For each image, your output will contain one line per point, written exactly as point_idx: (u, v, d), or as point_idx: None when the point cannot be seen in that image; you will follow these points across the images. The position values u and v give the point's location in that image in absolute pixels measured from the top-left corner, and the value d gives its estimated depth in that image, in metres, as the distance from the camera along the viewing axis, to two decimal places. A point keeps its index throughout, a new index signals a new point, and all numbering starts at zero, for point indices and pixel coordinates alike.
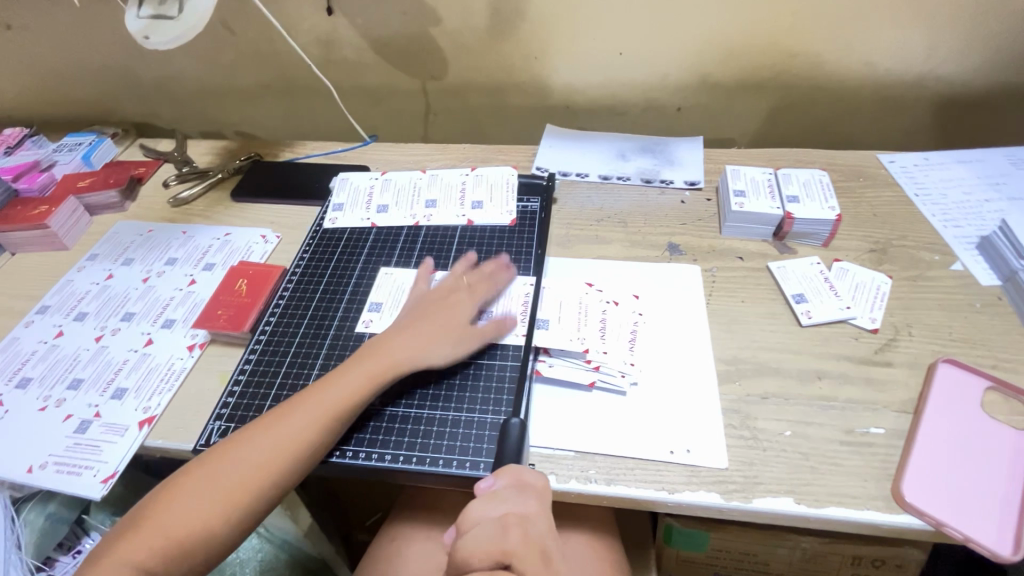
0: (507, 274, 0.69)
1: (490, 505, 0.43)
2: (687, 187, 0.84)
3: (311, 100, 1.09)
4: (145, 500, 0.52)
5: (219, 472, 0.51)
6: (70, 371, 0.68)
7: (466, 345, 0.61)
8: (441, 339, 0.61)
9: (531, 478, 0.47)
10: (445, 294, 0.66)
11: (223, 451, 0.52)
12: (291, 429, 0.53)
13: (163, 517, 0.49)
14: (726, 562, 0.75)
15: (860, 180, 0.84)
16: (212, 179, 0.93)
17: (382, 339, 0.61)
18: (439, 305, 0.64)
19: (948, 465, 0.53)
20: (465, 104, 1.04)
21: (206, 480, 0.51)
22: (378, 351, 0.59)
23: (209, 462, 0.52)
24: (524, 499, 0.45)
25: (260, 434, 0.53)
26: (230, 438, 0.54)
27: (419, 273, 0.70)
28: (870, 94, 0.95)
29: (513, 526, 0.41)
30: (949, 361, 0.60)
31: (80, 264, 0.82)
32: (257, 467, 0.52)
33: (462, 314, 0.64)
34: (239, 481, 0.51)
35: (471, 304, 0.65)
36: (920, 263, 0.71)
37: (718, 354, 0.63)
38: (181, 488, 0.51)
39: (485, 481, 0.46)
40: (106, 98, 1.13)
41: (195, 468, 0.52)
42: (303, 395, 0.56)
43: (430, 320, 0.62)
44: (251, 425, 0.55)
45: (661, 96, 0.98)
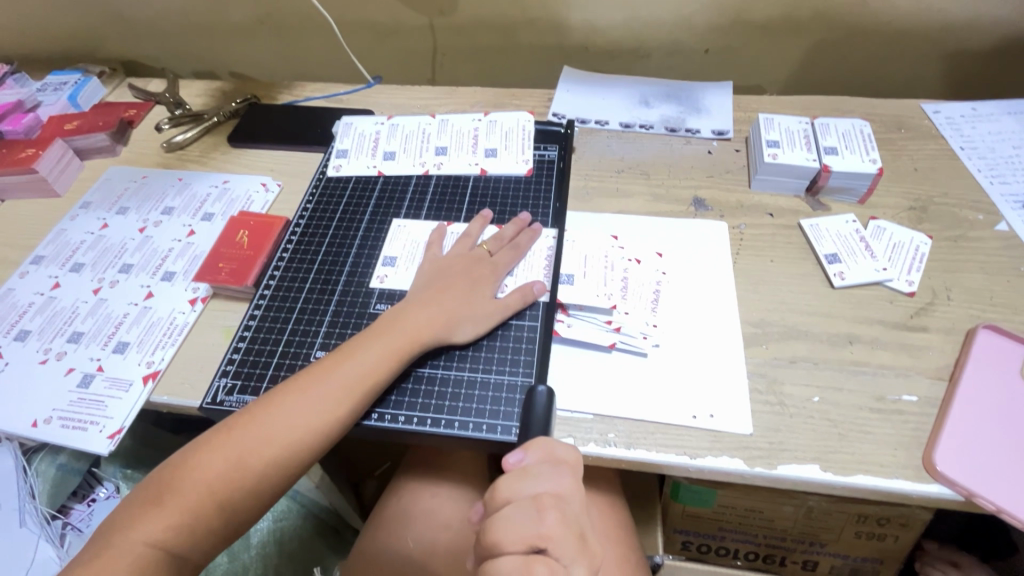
0: (531, 235, 0.65)
1: (523, 486, 0.40)
2: (714, 137, 0.79)
3: (310, 37, 1.02)
4: (149, 477, 0.48)
5: (237, 449, 0.48)
6: (69, 323, 0.66)
7: (491, 317, 0.58)
8: (465, 309, 0.58)
9: (563, 451, 0.44)
10: (466, 260, 0.62)
11: (238, 427, 0.49)
12: (312, 404, 0.50)
13: (181, 494, 0.46)
14: (731, 517, 0.75)
15: (902, 132, 0.78)
16: (207, 122, 0.87)
17: (401, 307, 0.58)
18: (461, 273, 0.61)
19: (983, 435, 0.51)
20: (476, 43, 0.97)
21: (227, 457, 0.47)
22: (398, 322, 0.56)
23: (228, 436, 0.49)
24: (559, 475, 0.42)
25: (277, 408, 0.50)
26: (242, 413, 0.50)
27: (434, 235, 0.66)
28: (916, 37, 0.87)
29: (549, 511, 0.39)
30: (989, 328, 0.57)
31: (73, 212, 0.78)
32: (281, 442, 0.49)
33: (486, 284, 0.60)
34: (259, 460, 0.48)
35: (495, 273, 0.61)
36: (962, 223, 0.67)
37: (745, 316, 0.60)
38: (199, 464, 0.47)
39: (513, 456, 0.42)
40: (90, 32, 1.06)
41: (211, 443, 0.48)
42: (321, 368, 0.53)
43: (452, 290, 0.59)
44: (269, 395, 0.51)
45: (689, 37, 0.90)
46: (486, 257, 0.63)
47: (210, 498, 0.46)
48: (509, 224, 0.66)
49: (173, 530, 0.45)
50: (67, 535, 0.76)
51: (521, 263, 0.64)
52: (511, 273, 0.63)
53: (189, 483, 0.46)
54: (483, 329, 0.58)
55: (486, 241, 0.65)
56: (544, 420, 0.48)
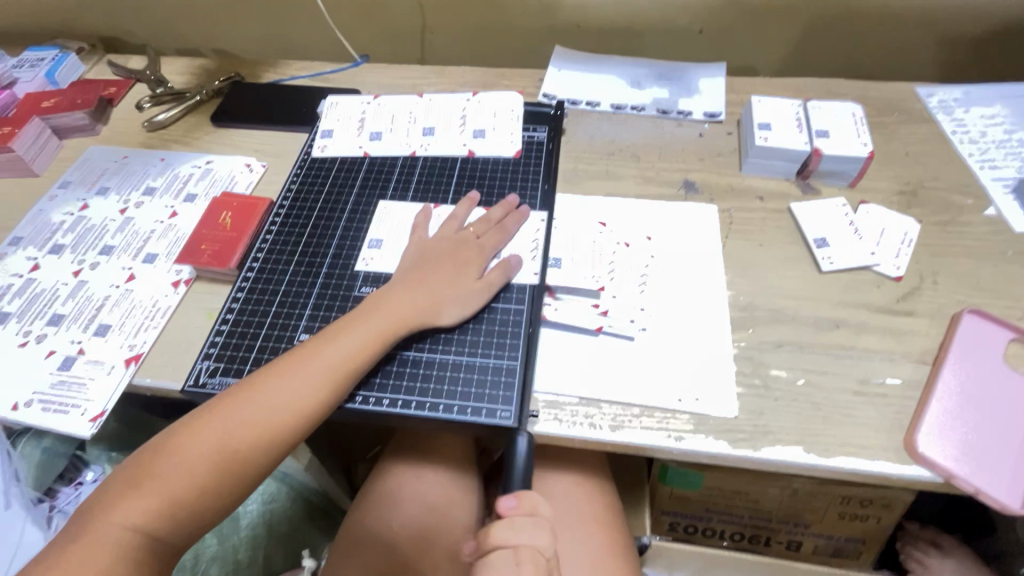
0: (518, 217, 0.64)
1: (507, 536, 0.44)
2: (706, 119, 0.78)
3: (295, 14, 0.99)
4: (129, 460, 0.48)
5: (218, 432, 0.47)
6: (49, 306, 0.64)
7: (476, 296, 0.58)
8: (450, 290, 0.57)
9: (549, 503, 0.47)
10: (452, 242, 0.61)
11: (219, 411, 0.49)
12: (295, 388, 0.50)
13: (162, 477, 0.46)
14: (718, 499, 0.76)
15: (894, 115, 0.77)
16: (189, 101, 0.85)
17: (386, 290, 0.57)
18: (446, 255, 0.60)
19: (964, 418, 0.51)
20: (466, 21, 0.95)
21: (210, 440, 0.47)
22: (383, 305, 0.55)
23: (210, 420, 0.48)
24: (542, 529, 0.45)
25: (259, 392, 0.50)
26: (224, 397, 0.50)
27: (419, 218, 0.65)
28: (912, 19, 0.86)
29: (525, 565, 0.43)
30: (974, 312, 0.57)
31: (52, 192, 0.76)
32: (265, 426, 0.49)
33: (471, 265, 0.60)
34: (241, 443, 0.48)
35: (482, 254, 0.61)
36: (952, 207, 0.67)
37: (733, 300, 0.60)
38: (181, 447, 0.47)
39: (506, 500, 0.46)
40: (67, 7, 1.02)
41: (194, 426, 0.48)
42: (304, 351, 0.52)
43: (437, 272, 0.58)
44: (252, 379, 0.51)
45: (682, 17, 0.89)
46: (472, 239, 0.62)
47: (191, 481, 0.46)
48: (496, 206, 0.65)
49: (153, 514, 0.44)
50: (54, 518, 0.75)
51: (508, 245, 0.63)
52: (497, 254, 0.62)
53: (169, 468, 0.46)
54: (469, 310, 0.57)
55: (472, 223, 0.64)
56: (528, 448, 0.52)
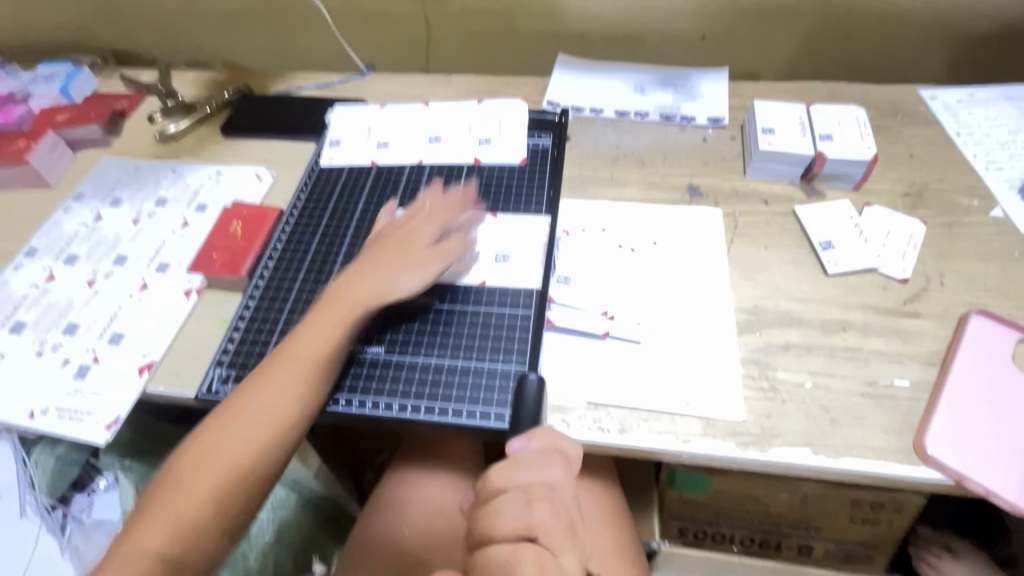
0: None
1: (514, 475, 0.40)
2: (709, 125, 0.78)
3: (303, 26, 1.01)
4: (143, 491, 0.49)
5: (216, 448, 0.49)
6: (65, 316, 0.66)
7: (434, 272, 0.58)
8: (399, 265, 0.58)
9: (564, 443, 0.44)
10: (400, 224, 0.62)
11: (211, 428, 0.50)
12: (272, 387, 0.51)
13: (174, 498, 0.47)
14: (727, 504, 0.75)
15: (898, 118, 0.77)
16: (200, 113, 0.87)
17: (336, 282, 0.58)
18: (392, 237, 0.60)
19: (973, 419, 0.51)
20: (470, 31, 0.96)
21: (210, 457, 0.49)
22: (338, 295, 0.56)
23: (206, 437, 0.50)
24: (554, 468, 0.42)
25: (246, 398, 0.51)
26: (215, 413, 0.51)
27: (382, 212, 0.66)
28: (914, 22, 0.87)
29: (538, 502, 0.39)
30: (982, 314, 0.57)
31: (66, 204, 0.78)
32: (260, 432, 0.50)
33: (419, 241, 0.60)
34: (238, 452, 0.49)
35: (428, 227, 0.61)
36: (958, 209, 0.67)
37: (739, 303, 0.60)
38: (185, 468, 0.48)
39: (514, 442, 0.43)
40: (80, 23, 1.05)
41: (191, 447, 0.49)
42: (276, 354, 0.53)
43: (378, 254, 0.59)
44: (237, 390, 0.52)
45: (684, 23, 0.90)
46: (419, 216, 0.62)
47: (201, 498, 0.47)
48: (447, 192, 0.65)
49: (169, 532, 0.46)
50: (68, 525, 0.75)
51: (514, 249, 0.63)
52: (484, 251, 0.63)
53: (178, 488, 0.48)
54: (424, 280, 0.57)
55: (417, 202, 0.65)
56: (534, 409, 0.49)
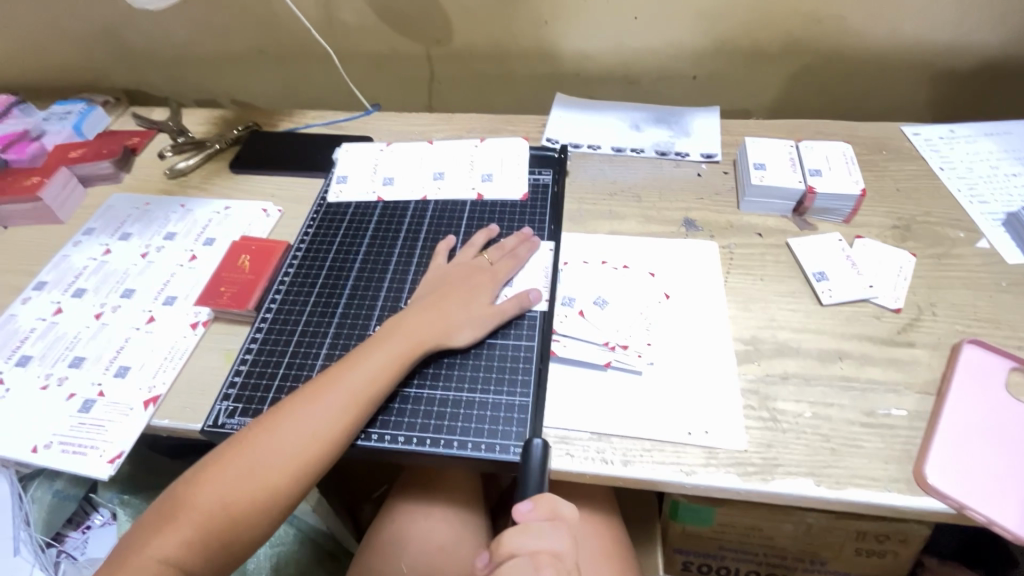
0: (530, 247, 0.67)
1: (525, 542, 0.44)
2: (703, 160, 0.81)
3: (311, 67, 1.05)
4: (167, 490, 0.50)
5: (252, 460, 0.49)
6: (71, 349, 0.66)
7: (488, 322, 0.60)
8: (463, 315, 0.60)
9: (565, 508, 0.47)
10: (468, 269, 0.64)
11: (250, 439, 0.50)
12: (314, 415, 0.51)
13: (193, 511, 0.47)
14: (731, 536, 0.75)
15: (883, 153, 0.81)
16: (209, 149, 0.89)
17: (402, 315, 0.59)
18: (460, 282, 0.63)
19: (971, 447, 0.52)
20: (471, 72, 1.00)
21: (236, 475, 0.48)
22: (396, 333, 0.57)
23: (239, 452, 0.49)
24: (559, 536, 0.46)
25: (285, 418, 0.51)
26: (252, 427, 0.51)
27: (439, 248, 0.69)
28: (895, 63, 0.91)
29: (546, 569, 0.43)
30: (973, 342, 0.58)
31: (76, 238, 0.79)
32: (290, 459, 0.50)
33: (481, 295, 0.62)
34: (269, 474, 0.49)
35: (494, 280, 0.63)
36: (944, 240, 0.69)
37: (737, 334, 0.61)
38: (213, 478, 0.48)
39: (522, 503, 0.46)
40: (96, 63, 1.08)
41: (223, 459, 0.49)
42: (328, 378, 0.54)
43: (448, 297, 0.61)
44: (278, 407, 0.52)
45: (677, 64, 0.94)
46: (486, 266, 0.65)
47: (225, 514, 0.47)
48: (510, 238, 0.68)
49: (190, 543, 0.46)
50: (62, 562, 0.75)
51: (520, 273, 0.66)
52: (507, 283, 0.65)
53: (206, 499, 0.48)
54: (481, 334, 0.60)
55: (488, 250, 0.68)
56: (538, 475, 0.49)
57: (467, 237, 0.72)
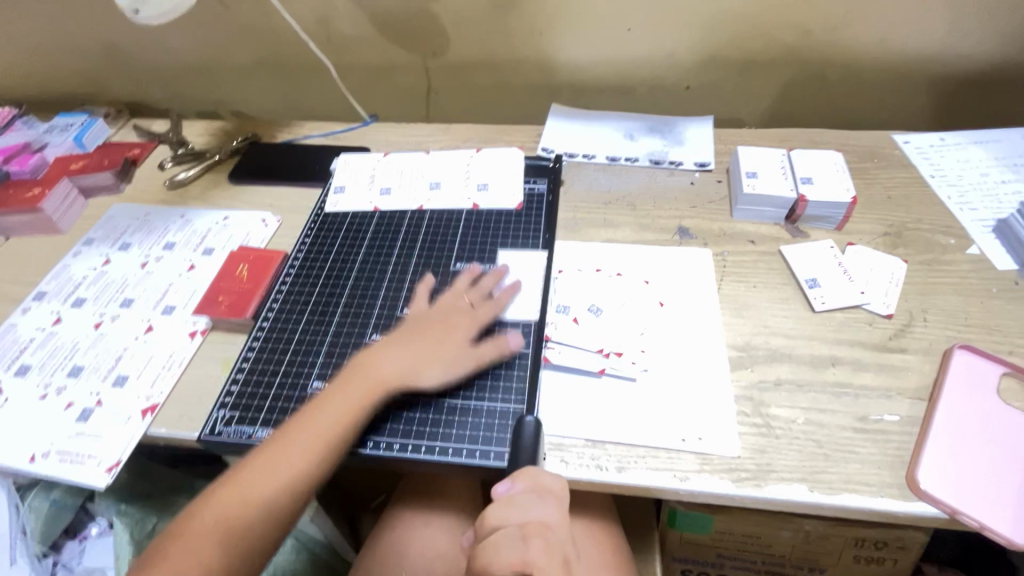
0: (518, 280, 0.66)
1: (510, 514, 0.43)
2: (696, 169, 0.82)
3: (309, 79, 1.06)
4: (165, 529, 0.52)
5: (228, 499, 0.51)
6: (70, 358, 0.67)
7: (470, 359, 0.59)
8: (445, 352, 0.59)
9: (550, 480, 0.46)
10: (446, 309, 0.64)
11: (231, 476, 0.52)
12: (283, 460, 0.53)
13: (176, 550, 0.50)
14: (729, 544, 0.75)
15: (875, 161, 0.82)
16: (209, 160, 0.90)
17: (378, 351, 0.60)
18: (437, 322, 0.62)
19: (964, 452, 0.52)
20: (468, 83, 1.02)
21: (216, 513, 0.51)
22: (368, 368, 0.58)
23: (220, 490, 0.52)
24: (547, 507, 0.44)
25: (261, 456, 0.53)
26: (233, 467, 0.53)
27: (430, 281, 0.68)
28: (885, 72, 0.92)
29: (534, 540, 0.42)
30: (965, 348, 0.59)
31: (77, 248, 0.80)
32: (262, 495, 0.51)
33: (455, 336, 0.61)
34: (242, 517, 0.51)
35: (481, 317, 0.63)
36: (935, 247, 0.70)
37: (730, 341, 0.62)
38: (196, 516, 0.51)
39: (501, 485, 0.45)
40: (99, 76, 1.10)
41: (207, 497, 0.52)
42: (303, 414, 0.55)
43: (421, 336, 0.60)
44: (258, 446, 0.54)
45: (670, 75, 0.95)
46: (465, 308, 0.64)
47: (199, 557, 0.49)
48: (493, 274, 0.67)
49: None
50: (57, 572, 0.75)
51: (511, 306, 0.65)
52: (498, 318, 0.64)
53: (184, 544, 0.50)
54: (463, 371, 0.58)
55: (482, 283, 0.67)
56: (531, 449, 0.51)
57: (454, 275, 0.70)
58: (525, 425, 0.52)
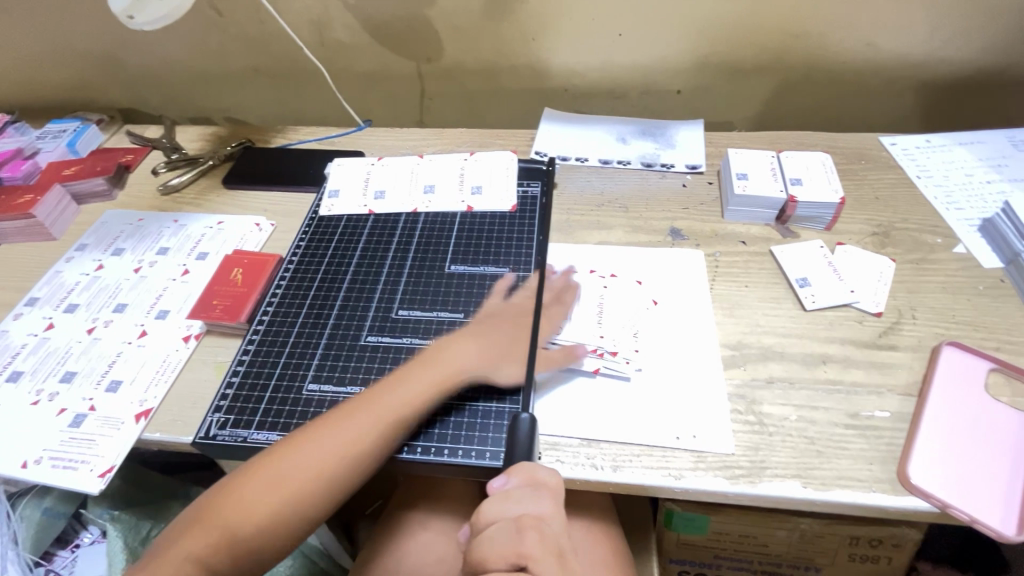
0: (576, 292, 0.67)
1: (505, 507, 0.43)
2: (687, 171, 0.83)
3: (303, 85, 1.07)
4: (201, 498, 0.52)
5: (280, 470, 0.51)
6: (63, 364, 0.66)
7: (535, 364, 0.59)
8: (509, 351, 0.59)
9: (544, 475, 0.47)
10: (515, 310, 0.64)
11: (282, 449, 0.52)
12: (334, 440, 0.53)
13: (222, 515, 0.50)
14: (726, 544, 0.75)
15: (862, 163, 0.83)
16: (203, 166, 0.90)
17: (447, 344, 0.62)
18: (507, 323, 0.63)
19: (953, 447, 0.53)
20: (461, 88, 1.02)
21: (268, 480, 0.50)
22: (438, 360, 0.60)
23: (270, 461, 0.51)
24: (541, 501, 0.44)
25: (320, 430, 0.53)
26: (281, 442, 0.53)
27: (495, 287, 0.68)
28: (872, 76, 0.94)
29: (529, 531, 0.41)
30: (952, 345, 0.60)
31: (69, 254, 0.80)
32: (319, 469, 0.51)
33: (539, 334, 0.61)
34: (287, 490, 0.50)
35: (551, 319, 0.63)
36: (923, 246, 0.71)
37: (722, 340, 0.63)
38: (244, 486, 0.50)
39: (497, 481, 0.46)
40: (91, 83, 1.10)
41: (254, 468, 0.51)
42: (364, 397, 0.56)
43: (491, 334, 0.61)
44: (314, 422, 0.54)
45: (661, 79, 0.96)
46: (533, 308, 0.64)
47: (238, 530, 0.49)
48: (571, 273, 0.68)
49: (213, 546, 0.48)
50: None
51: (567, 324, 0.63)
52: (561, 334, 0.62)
53: (225, 516, 0.49)
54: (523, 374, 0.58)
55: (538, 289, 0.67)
56: (526, 446, 0.51)
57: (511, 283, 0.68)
58: (520, 422, 0.52)
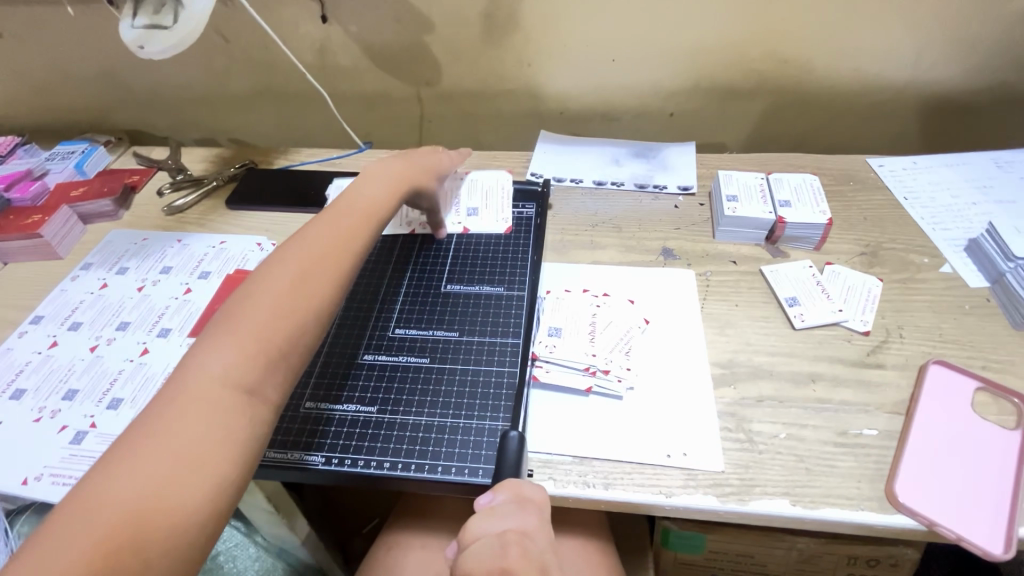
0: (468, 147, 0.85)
1: (489, 523, 0.44)
2: (680, 192, 0.85)
3: (306, 107, 1.10)
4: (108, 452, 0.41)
5: (242, 327, 0.49)
6: (66, 381, 0.67)
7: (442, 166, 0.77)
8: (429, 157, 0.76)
9: (530, 491, 0.48)
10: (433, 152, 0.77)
11: (221, 330, 0.49)
12: (253, 326, 0.49)
13: (180, 404, 0.44)
14: (723, 564, 0.75)
15: (850, 184, 0.85)
16: (207, 187, 0.93)
17: (358, 198, 0.65)
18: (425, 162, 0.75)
19: (940, 465, 0.54)
20: (460, 111, 1.05)
21: (222, 344, 0.48)
22: (351, 210, 0.63)
23: (222, 338, 0.48)
24: (526, 517, 0.45)
25: (249, 301, 0.51)
26: (216, 326, 0.50)
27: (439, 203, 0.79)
28: (859, 100, 0.97)
29: (512, 547, 0.42)
30: (939, 363, 0.61)
31: (74, 273, 0.81)
32: (281, 313, 0.51)
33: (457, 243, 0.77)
34: (253, 344, 0.48)
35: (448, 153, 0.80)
36: (910, 266, 0.73)
37: (713, 358, 0.64)
38: (198, 369, 0.46)
39: (483, 496, 0.47)
40: (101, 106, 1.13)
41: (207, 347, 0.48)
42: (278, 258, 0.56)
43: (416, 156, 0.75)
44: (240, 297, 0.52)
45: (654, 102, 0.99)
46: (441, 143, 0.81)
47: (207, 413, 0.44)
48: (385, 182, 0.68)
49: (194, 436, 0.43)
50: None
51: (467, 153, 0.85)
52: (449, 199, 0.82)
53: (182, 405, 0.44)
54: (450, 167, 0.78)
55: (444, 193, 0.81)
56: (515, 465, 0.52)
57: (499, 302, 0.70)
58: (508, 441, 0.54)
